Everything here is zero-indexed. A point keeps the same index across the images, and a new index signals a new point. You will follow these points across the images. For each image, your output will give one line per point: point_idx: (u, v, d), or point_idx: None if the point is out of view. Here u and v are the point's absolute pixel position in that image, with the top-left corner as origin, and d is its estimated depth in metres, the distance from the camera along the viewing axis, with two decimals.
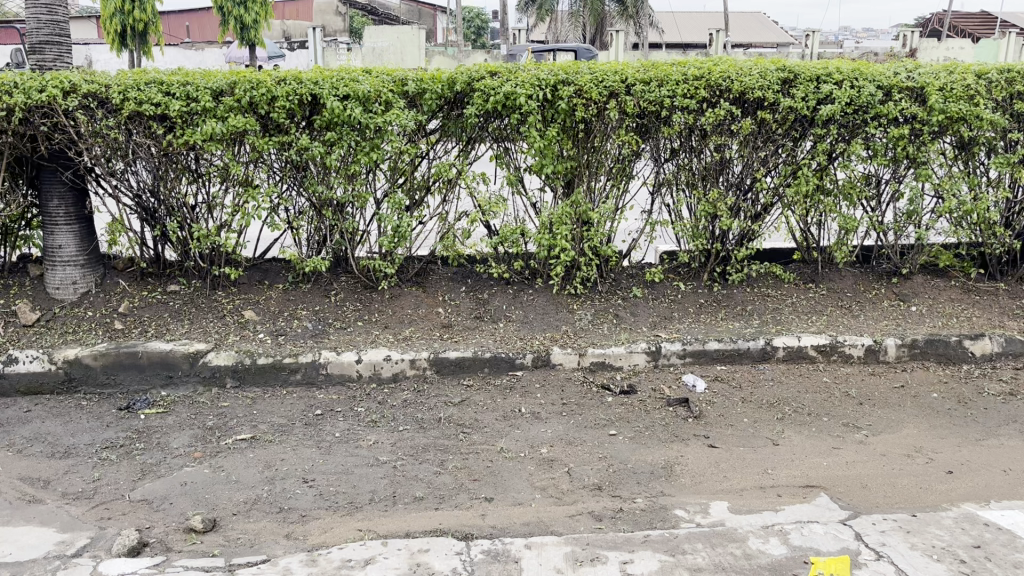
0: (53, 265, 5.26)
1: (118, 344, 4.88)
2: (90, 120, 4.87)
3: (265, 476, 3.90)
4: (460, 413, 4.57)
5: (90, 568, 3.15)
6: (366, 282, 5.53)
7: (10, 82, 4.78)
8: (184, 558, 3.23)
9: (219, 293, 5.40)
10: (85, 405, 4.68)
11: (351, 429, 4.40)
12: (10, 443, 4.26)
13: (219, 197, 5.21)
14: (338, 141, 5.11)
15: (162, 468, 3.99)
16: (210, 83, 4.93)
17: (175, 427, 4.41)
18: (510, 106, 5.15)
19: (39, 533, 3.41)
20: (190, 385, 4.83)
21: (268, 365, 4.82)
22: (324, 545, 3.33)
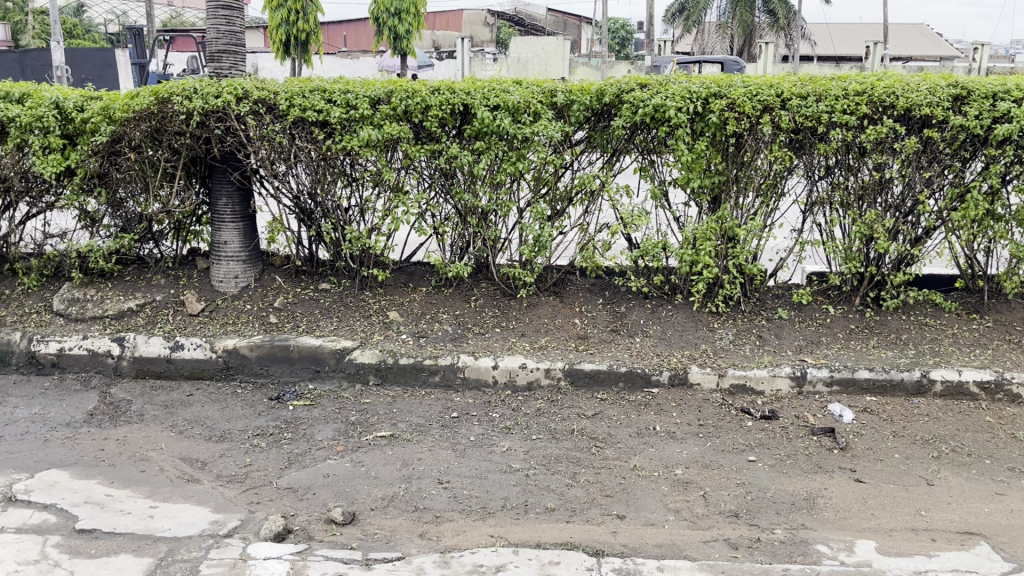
0: (218, 259, 5.59)
1: (272, 336, 5.15)
2: (258, 124, 5.18)
3: (402, 474, 4.00)
4: (593, 426, 4.53)
5: (240, 548, 3.30)
6: (505, 290, 5.60)
7: (191, 88, 5.15)
8: (325, 548, 3.35)
9: (366, 294, 5.60)
10: (240, 394, 4.96)
11: (486, 434, 4.46)
12: (173, 424, 4.57)
13: (371, 201, 5.40)
14: (487, 150, 5.20)
15: (307, 459, 4.17)
16: (369, 91, 5.15)
17: (321, 420, 4.60)
18: (659, 119, 5.08)
19: (195, 511, 3.62)
20: (336, 380, 5.03)
21: (409, 366, 4.96)
22: (456, 548, 3.37)
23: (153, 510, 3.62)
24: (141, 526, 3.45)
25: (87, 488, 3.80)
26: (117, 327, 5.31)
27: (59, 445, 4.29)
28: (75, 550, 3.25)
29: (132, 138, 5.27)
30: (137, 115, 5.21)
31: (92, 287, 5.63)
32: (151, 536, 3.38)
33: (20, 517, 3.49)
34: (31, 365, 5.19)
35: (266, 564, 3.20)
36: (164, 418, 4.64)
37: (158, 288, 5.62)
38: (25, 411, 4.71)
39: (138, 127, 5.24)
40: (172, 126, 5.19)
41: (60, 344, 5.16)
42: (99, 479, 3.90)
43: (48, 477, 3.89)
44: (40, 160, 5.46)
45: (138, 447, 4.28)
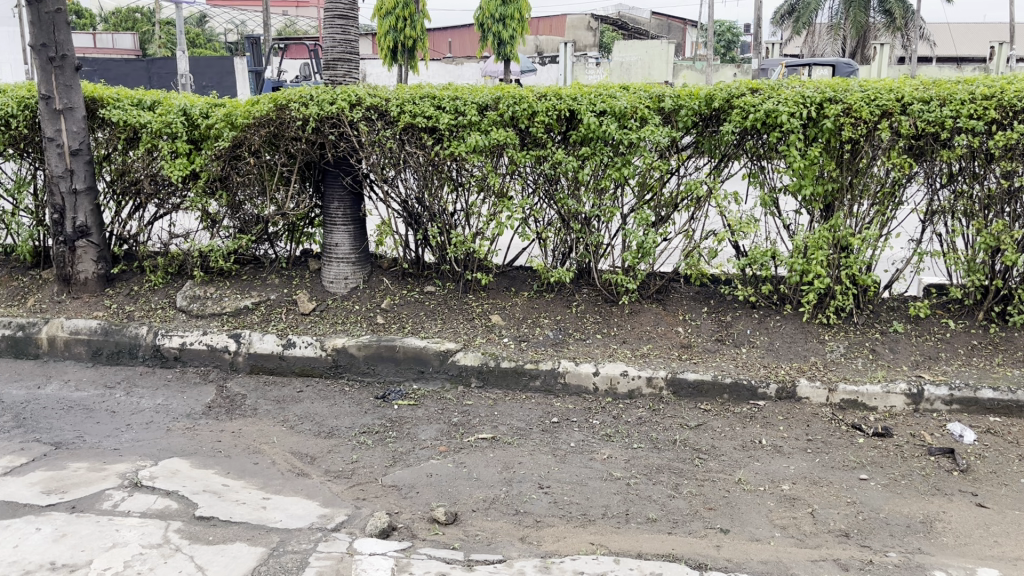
0: (329, 261, 5.77)
1: (379, 337, 5.28)
2: (370, 130, 5.34)
3: (503, 478, 4.03)
4: (696, 437, 4.45)
5: (347, 543, 3.39)
6: (607, 296, 5.55)
7: (307, 95, 5.34)
8: (428, 547, 3.40)
9: (470, 297, 5.66)
10: (347, 392, 5.10)
11: (586, 440, 4.44)
12: (285, 418, 4.75)
13: (477, 206, 5.47)
14: (592, 155, 5.20)
15: (411, 458, 4.25)
16: (477, 98, 5.24)
17: (424, 420, 4.69)
18: (771, 124, 4.95)
19: (305, 505, 3.74)
20: (439, 382, 5.12)
21: (511, 369, 4.99)
22: (557, 554, 3.37)
23: (266, 501, 3.76)
24: (255, 516, 3.58)
25: (205, 477, 3.98)
26: (234, 324, 5.55)
27: (180, 435, 4.51)
28: (194, 536, 3.41)
29: (252, 143, 5.51)
30: (257, 121, 5.44)
31: (212, 286, 5.90)
32: (264, 526, 3.51)
33: (145, 502, 3.68)
34: (155, 357, 5.47)
35: (372, 559, 3.26)
36: (276, 413, 4.82)
37: (272, 287, 5.85)
38: (150, 401, 4.98)
39: (258, 132, 5.47)
40: (289, 132, 5.39)
41: (182, 339, 5.44)
42: (217, 470, 4.08)
43: (170, 465, 4.09)
44: (168, 164, 5.78)
45: (251, 440, 4.46)
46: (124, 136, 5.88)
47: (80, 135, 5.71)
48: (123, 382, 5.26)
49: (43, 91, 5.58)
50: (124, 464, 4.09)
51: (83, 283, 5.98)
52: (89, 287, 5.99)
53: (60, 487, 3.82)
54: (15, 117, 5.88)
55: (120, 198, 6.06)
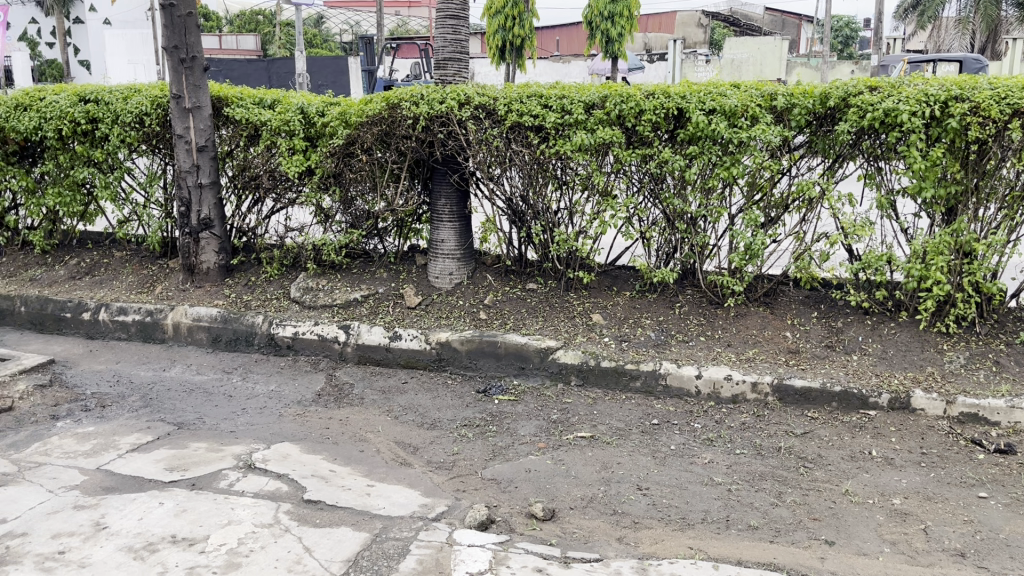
0: (436, 256, 5.88)
1: (482, 332, 5.35)
2: (478, 129, 5.43)
3: (601, 477, 4.03)
4: (802, 445, 4.33)
5: (447, 533, 3.46)
6: (712, 298, 5.43)
7: (418, 94, 5.48)
8: (526, 541, 3.44)
9: (571, 295, 5.64)
10: (450, 384, 5.20)
11: (687, 444, 4.38)
12: (389, 409, 4.88)
13: (581, 204, 5.47)
14: (700, 154, 5.13)
15: (510, 452, 4.31)
16: (584, 96, 5.26)
17: (524, 416, 4.73)
18: (890, 124, 4.75)
19: (407, 493, 3.84)
20: (539, 378, 5.15)
21: (611, 369, 4.98)
22: (654, 556, 3.35)
23: (370, 488, 3.88)
24: (359, 502, 3.70)
25: (314, 462, 4.14)
26: (344, 315, 5.74)
27: (291, 421, 4.71)
28: (303, 518, 3.55)
29: (364, 141, 5.69)
30: (369, 119, 5.63)
31: (324, 278, 6.12)
32: (368, 512, 3.62)
33: (258, 483, 3.86)
34: (270, 345, 5.72)
35: (470, 550, 3.32)
36: (382, 403, 4.97)
37: (380, 281, 6.02)
38: (264, 387, 5.21)
39: (370, 131, 5.66)
40: (399, 130, 5.56)
41: (295, 329, 5.67)
42: (325, 455, 4.24)
43: (281, 449, 4.27)
44: (286, 160, 6.04)
45: (357, 428, 4.61)
46: (246, 133, 6.20)
47: (206, 132, 6.02)
48: (239, 368, 5.52)
49: (175, 91, 5.92)
50: (240, 446, 4.30)
51: (206, 272, 6.30)
52: (211, 276, 6.30)
53: (181, 465, 4.05)
54: (149, 115, 6.25)
55: (241, 192, 6.36)
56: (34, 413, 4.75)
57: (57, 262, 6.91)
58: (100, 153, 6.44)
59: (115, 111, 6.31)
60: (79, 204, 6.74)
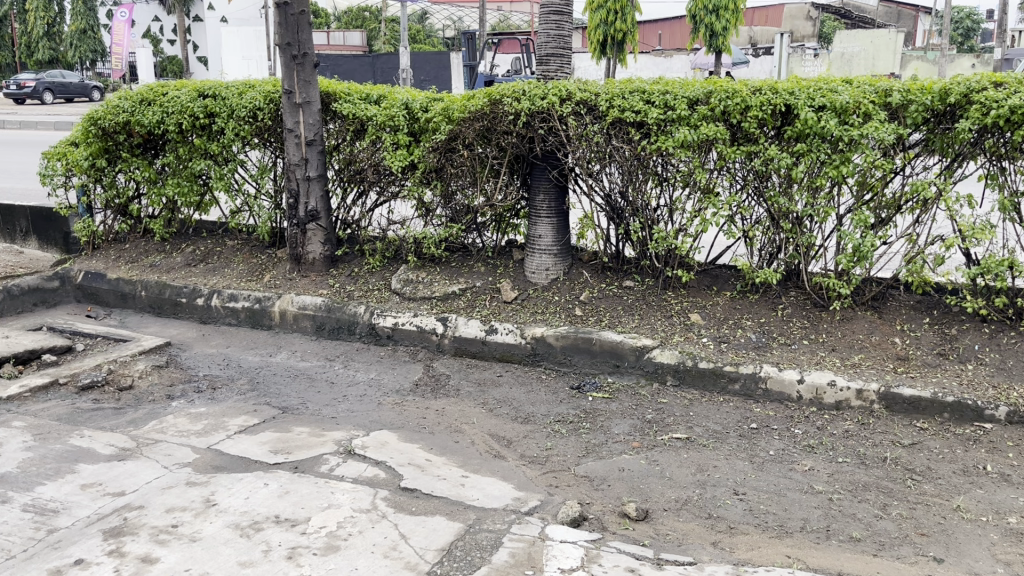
0: (533, 251, 5.89)
1: (577, 328, 5.34)
2: (578, 125, 5.43)
3: (697, 479, 3.97)
4: (909, 456, 4.15)
5: (539, 528, 3.48)
6: (816, 300, 5.25)
7: (520, 90, 5.51)
8: (618, 541, 3.42)
9: (669, 294, 5.56)
10: (544, 379, 5.22)
11: (786, 450, 4.26)
12: (484, 401, 4.93)
13: (681, 201, 5.40)
14: (807, 152, 4.96)
15: (604, 450, 4.29)
16: (689, 92, 5.17)
17: (618, 414, 4.70)
18: (1015, 122, 4.48)
19: (501, 486, 3.88)
20: (635, 377, 5.11)
21: (708, 371, 4.89)
22: (750, 563, 3.28)
23: (465, 479, 3.93)
24: (454, 492, 3.76)
25: (411, 451, 4.23)
26: (442, 308, 5.83)
27: (389, 409, 4.82)
28: (399, 505, 3.63)
29: (466, 136, 5.79)
30: (472, 115, 5.71)
31: (424, 271, 6.22)
32: (462, 503, 3.67)
33: (358, 469, 3.97)
34: (371, 335, 5.87)
35: (562, 547, 3.32)
36: (477, 395, 5.03)
37: (478, 275, 6.08)
38: (364, 375, 5.35)
39: (472, 126, 5.74)
40: (500, 126, 5.62)
41: (395, 319, 5.80)
42: (421, 445, 4.32)
43: (380, 436, 4.38)
44: (390, 155, 6.18)
45: (453, 419, 4.68)
46: (352, 128, 6.38)
47: (315, 126, 6.20)
48: (341, 356, 5.69)
49: (287, 86, 6.12)
50: (340, 432, 4.43)
51: (312, 262, 6.49)
52: (316, 266, 6.49)
53: (285, 448, 4.20)
54: (262, 109, 6.49)
55: (346, 185, 6.54)
56: (151, 392, 5.02)
57: (174, 250, 7.26)
58: (216, 146, 6.74)
59: (231, 105, 6.58)
60: (196, 194, 7.06)
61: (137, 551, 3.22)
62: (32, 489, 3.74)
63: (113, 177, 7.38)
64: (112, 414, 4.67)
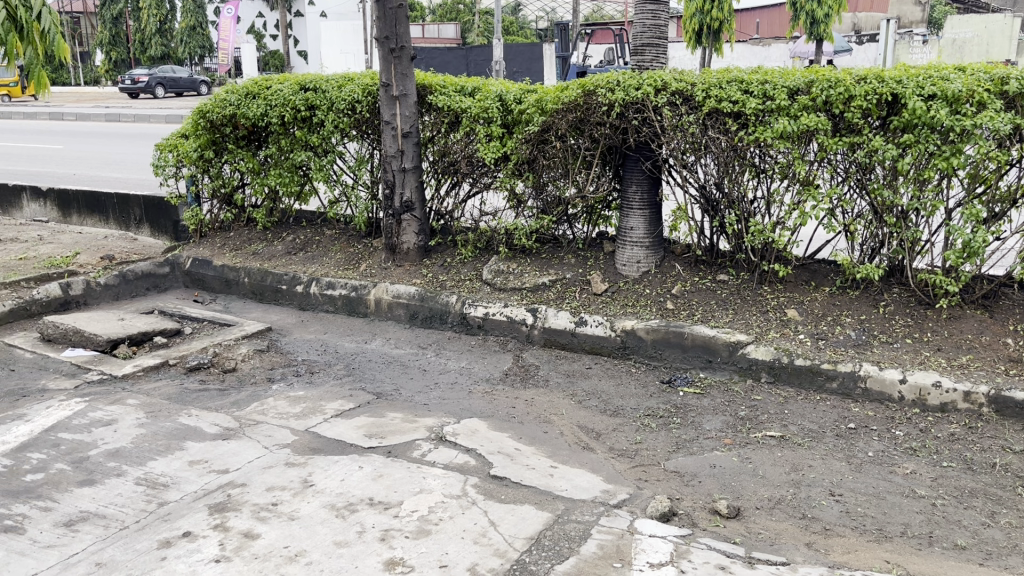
0: (624, 243, 5.84)
1: (668, 322, 5.28)
2: (674, 115, 5.35)
3: (791, 479, 3.88)
4: (1021, 462, 3.93)
5: (628, 521, 3.46)
6: (922, 298, 5.03)
7: (614, 80, 5.49)
8: (708, 537, 3.38)
9: (765, 288, 5.43)
10: (634, 373, 5.18)
11: (887, 452, 4.12)
12: (574, 393, 4.94)
13: (779, 193, 5.25)
14: (915, 143, 4.75)
15: (695, 446, 4.23)
16: (789, 81, 5.05)
17: (710, 410, 4.63)
18: None
19: (590, 478, 3.88)
20: (728, 372, 5.02)
21: (805, 368, 4.76)
22: (846, 566, 3.19)
23: (554, 470, 3.95)
24: (543, 482, 3.78)
25: (500, 439, 4.27)
26: (532, 299, 5.86)
27: (480, 398, 4.88)
28: (489, 492, 3.67)
29: (559, 127, 5.81)
30: (566, 106, 5.73)
31: (515, 262, 6.25)
32: (551, 493, 3.69)
33: (448, 455, 4.04)
34: (462, 325, 5.95)
35: (652, 541, 3.30)
36: (566, 386, 5.04)
37: (569, 266, 6.08)
38: (455, 363, 5.43)
39: (565, 117, 5.75)
40: (594, 117, 5.60)
41: (486, 310, 5.86)
42: (511, 434, 4.36)
43: (470, 424, 4.44)
44: (483, 147, 6.24)
45: (542, 410, 4.70)
46: (446, 120, 6.44)
47: (411, 118, 6.32)
48: (433, 344, 5.78)
49: (384, 79, 6.23)
50: (432, 419, 4.51)
51: (405, 252, 6.61)
52: (410, 256, 6.60)
53: (379, 432, 4.30)
54: (360, 102, 6.66)
55: (440, 176, 6.62)
56: (253, 374, 5.22)
57: (275, 238, 7.50)
58: (316, 138, 6.94)
59: (331, 98, 6.78)
60: (296, 185, 7.28)
61: (240, 526, 3.37)
62: (144, 463, 3.94)
63: (219, 168, 7.68)
64: (217, 395, 4.88)
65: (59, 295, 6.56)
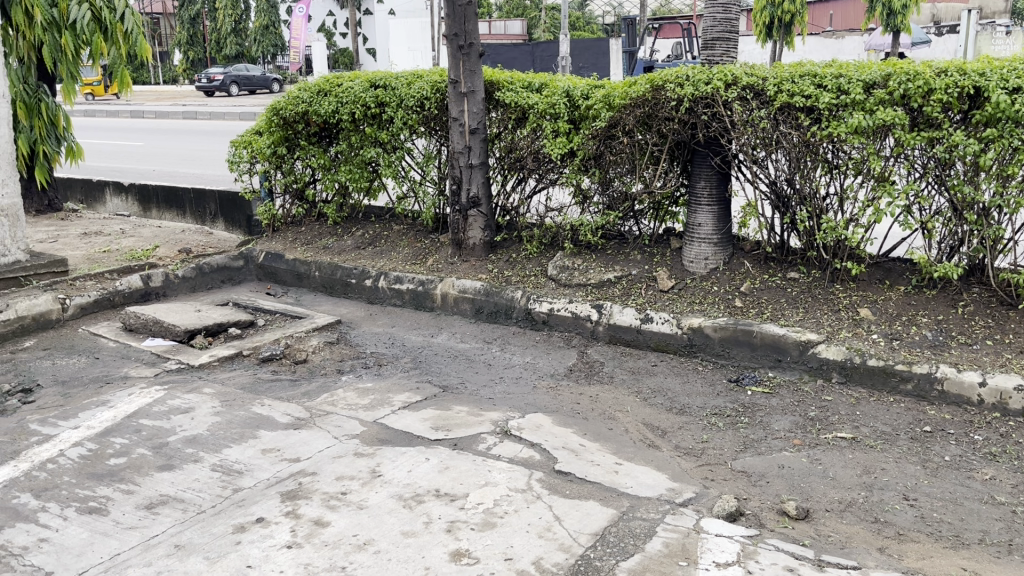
0: (692, 240, 5.79)
1: (737, 320, 5.21)
2: (745, 110, 5.29)
3: (863, 481, 3.79)
4: None
5: (694, 520, 3.44)
6: (1003, 297, 4.87)
7: (684, 75, 5.46)
8: (776, 539, 3.33)
9: (837, 287, 5.31)
10: (701, 371, 5.12)
11: (964, 456, 3.99)
12: (639, 390, 4.91)
13: (853, 190, 5.13)
14: (998, 138, 4.56)
15: (763, 446, 4.17)
16: (865, 75, 4.93)
17: (778, 410, 4.56)
18: None
19: (655, 475, 3.86)
20: (797, 372, 4.92)
21: (878, 369, 4.64)
22: (920, 573, 3.11)
23: (619, 466, 3.94)
24: (607, 479, 3.78)
25: (565, 435, 4.28)
26: (597, 295, 5.85)
27: (544, 393, 4.89)
28: (553, 487, 3.68)
29: (626, 123, 5.79)
30: (633, 101, 5.70)
31: (580, 258, 6.24)
32: (616, 489, 3.69)
33: (513, 449, 4.07)
34: (527, 320, 5.97)
35: (718, 540, 3.27)
36: (631, 383, 5.01)
37: (634, 263, 6.04)
38: (520, 358, 5.46)
39: (633, 113, 5.73)
40: (663, 112, 5.57)
41: (551, 305, 5.87)
42: (575, 430, 4.36)
43: (535, 419, 4.46)
44: (549, 143, 6.25)
45: (607, 406, 4.69)
46: (514, 116, 6.48)
47: (479, 115, 6.36)
48: (498, 339, 5.82)
49: (452, 76, 6.30)
50: (497, 413, 4.54)
51: (472, 247, 6.66)
52: (476, 251, 6.64)
53: (445, 425, 4.35)
54: (429, 99, 6.74)
55: (507, 172, 6.65)
56: (323, 366, 5.34)
57: (345, 233, 7.63)
58: (385, 134, 7.05)
59: (400, 95, 6.88)
60: (365, 180, 7.39)
61: (311, 514, 3.45)
62: (219, 450, 4.07)
63: (291, 164, 7.85)
64: (289, 385, 5.01)
65: (139, 287, 6.81)
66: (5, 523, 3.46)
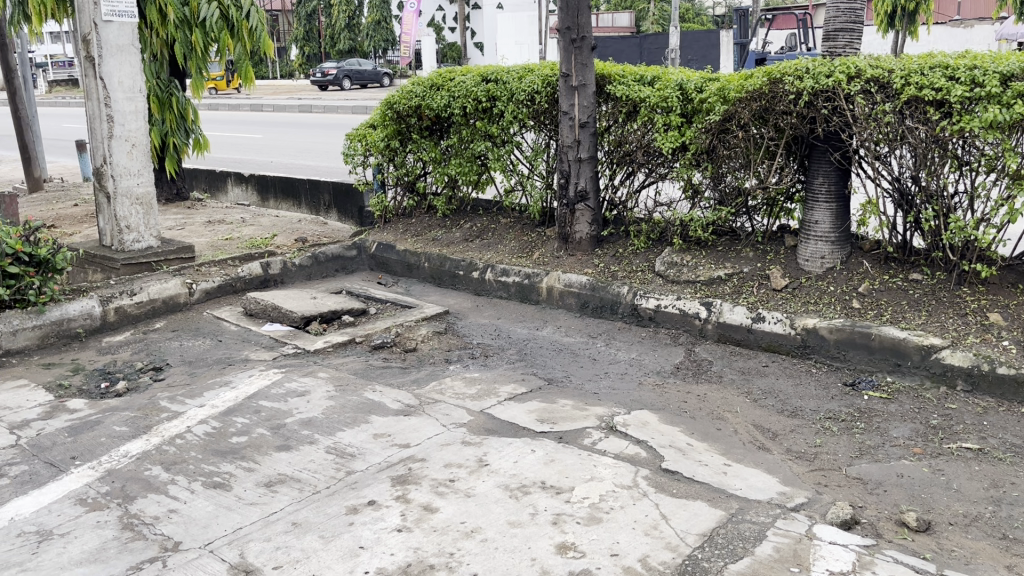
0: (808, 238, 5.60)
1: (854, 322, 5.03)
2: (868, 103, 5.08)
3: (990, 495, 3.60)
4: None
5: (806, 525, 3.34)
6: None
7: (804, 68, 5.31)
8: (894, 550, 3.20)
9: (964, 289, 5.05)
10: (814, 373, 4.97)
11: None
12: (749, 391, 4.80)
13: (984, 188, 4.86)
14: None
15: (880, 453, 4.02)
16: (1002, 66, 4.66)
17: (897, 416, 4.37)
18: None
19: (766, 478, 3.76)
20: (918, 378, 4.70)
21: (1009, 378, 4.39)
22: None
23: (727, 467, 3.87)
24: (716, 479, 3.72)
25: (672, 433, 4.23)
26: (707, 292, 5.74)
27: (650, 390, 4.85)
28: (660, 485, 3.64)
29: (741, 117, 5.66)
30: (750, 95, 5.57)
31: (689, 254, 6.14)
32: (724, 491, 3.62)
33: (620, 446, 4.05)
34: (633, 316, 5.93)
35: (832, 548, 3.17)
36: (741, 384, 4.90)
37: (746, 260, 5.90)
38: (626, 355, 5.42)
39: (749, 106, 5.60)
40: (780, 106, 5.42)
41: (658, 302, 5.80)
42: (683, 428, 4.30)
43: (641, 416, 4.42)
44: (661, 136, 6.17)
45: (715, 406, 4.60)
46: (624, 109, 6.42)
47: (589, 108, 6.34)
48: (604, 334, 5.80)
49: (564, 69, 6.30)
50: (603, 408, 4.52)
51: (579, 242, 6.64)
52: (583, 246, 6.62)
53: (551, 418, 4.37)
54: (539, 93, 6.77)
55: (615, 166, 6.59)
56: (432, 355, 5.44)
57: (453, 225, 7.74)
58: (495, 128, 7.11)
59: (511, 89, 6.93)
60: (475, 173, 7.48)
61: (420, 499, 3.53)
62: (333, 434, 4.21)
63: (403, 157, 8.02)
64: (399, 372, 5.13)
65: (259, 274, 7.11)
66: (139, 493, 3.68)
